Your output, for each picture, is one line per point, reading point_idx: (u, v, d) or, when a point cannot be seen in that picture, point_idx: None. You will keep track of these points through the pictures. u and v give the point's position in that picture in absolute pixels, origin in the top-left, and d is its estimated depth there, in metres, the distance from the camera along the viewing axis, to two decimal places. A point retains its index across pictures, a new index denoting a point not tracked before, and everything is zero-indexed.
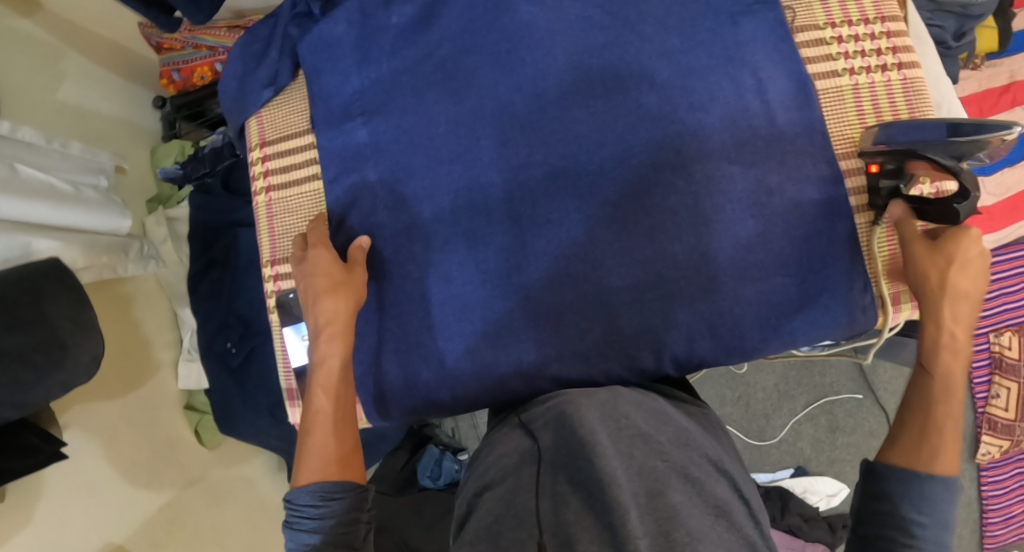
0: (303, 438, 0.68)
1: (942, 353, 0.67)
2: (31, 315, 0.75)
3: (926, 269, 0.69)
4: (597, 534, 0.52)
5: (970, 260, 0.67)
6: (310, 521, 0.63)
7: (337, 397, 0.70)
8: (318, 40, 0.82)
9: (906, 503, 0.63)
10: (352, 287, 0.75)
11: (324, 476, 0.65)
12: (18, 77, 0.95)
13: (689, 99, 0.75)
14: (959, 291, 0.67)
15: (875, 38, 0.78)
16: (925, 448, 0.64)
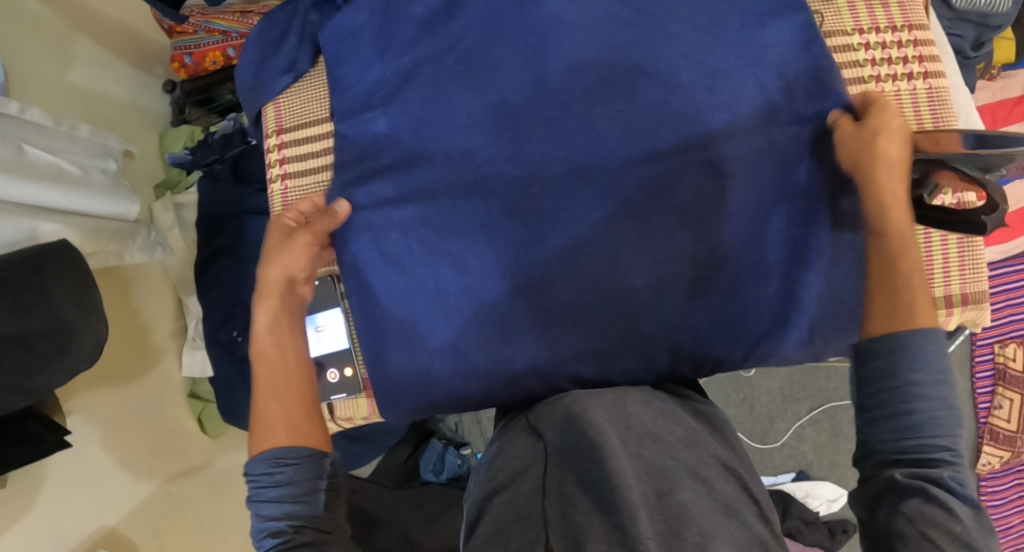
0: (253, 405, 0.68)
1: (884, 221, 0.66)
2: (36, 298, 0.74)
3: (858, 147, 0.70)
4: (606, 534, 0.52)
5: (889, 135, 0.69)
6: (268, 491, 0.62)
7: (276, 362, 0.70)
8: (340, 29, 0.81)
9: (904, 371, 0.58)
10: (297, 252, 0.76)
11: (280, 444, 0.64)
12: (29, 57, 0.93)
13: (714, 101, 0.74)
14: (892, 157, 0.68)
15: (902, 46, 0.78)
16: (901, 306, 0.61)
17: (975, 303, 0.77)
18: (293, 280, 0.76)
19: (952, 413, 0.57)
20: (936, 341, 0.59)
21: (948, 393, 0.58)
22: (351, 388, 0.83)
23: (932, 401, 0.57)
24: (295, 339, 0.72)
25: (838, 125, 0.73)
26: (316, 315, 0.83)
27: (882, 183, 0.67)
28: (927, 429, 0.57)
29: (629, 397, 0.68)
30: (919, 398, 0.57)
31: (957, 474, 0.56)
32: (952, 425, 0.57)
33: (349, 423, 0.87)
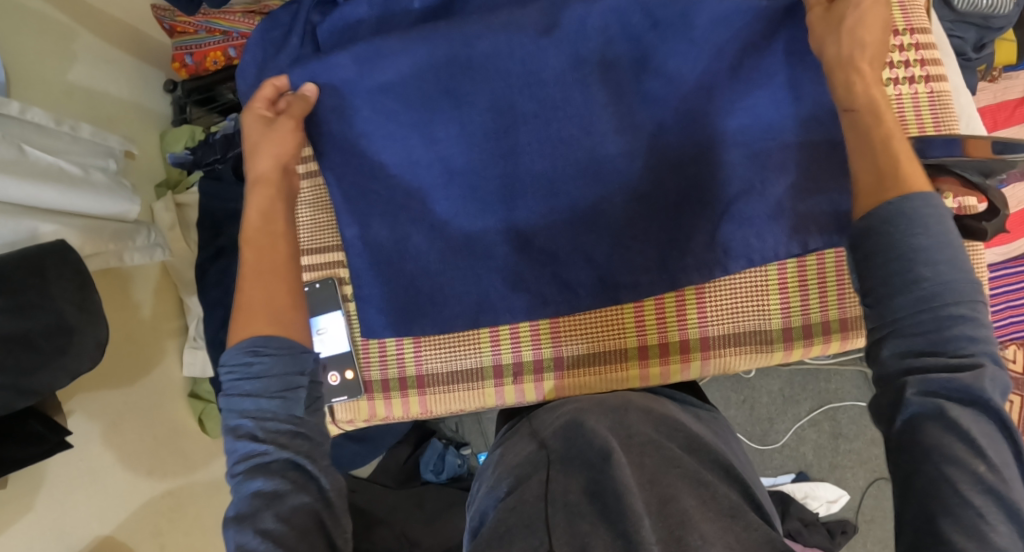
0: (238, 294, 0.64)
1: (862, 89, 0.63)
2: (37, 298, 0.74)
3: (826, 32, 0.66)
4: (612, 542, 0.52)
5: (861, 3, 0.64)
6: (246, 383, 0.58)
7: (260, 247, 0.67)
8: (339, 23, 0.80)
9: (901, 238, 0.53)
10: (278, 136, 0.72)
11: (259, 336, 0.61)
12: (30, 57, 0.94)
13: (715, 105, 0.75)
14: (864, 41, 0.64)
15: (904, 50, 0.78)
16: (886, 177, 0.57)
17: None
18: (279, 163, 0.72)
19: (970, 297, 0.51)
20: (934, 200, 0.54)
21: (959, 272, 0.52)
22: (352, 391, 0.82)
23: (937, 270, 0.51)
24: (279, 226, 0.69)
25: (809, 4, 0.69)
26: (317, 319, 0.82)
27: (849, 58, 0.64)
28: (935, 303, 0.51)
29: (630, 402, 0.71)
30: (923, 265, 0.52)
31: (986, 373, 0.49)
32: (973, 310, 0.51)
33: (350, 426, 0.86)
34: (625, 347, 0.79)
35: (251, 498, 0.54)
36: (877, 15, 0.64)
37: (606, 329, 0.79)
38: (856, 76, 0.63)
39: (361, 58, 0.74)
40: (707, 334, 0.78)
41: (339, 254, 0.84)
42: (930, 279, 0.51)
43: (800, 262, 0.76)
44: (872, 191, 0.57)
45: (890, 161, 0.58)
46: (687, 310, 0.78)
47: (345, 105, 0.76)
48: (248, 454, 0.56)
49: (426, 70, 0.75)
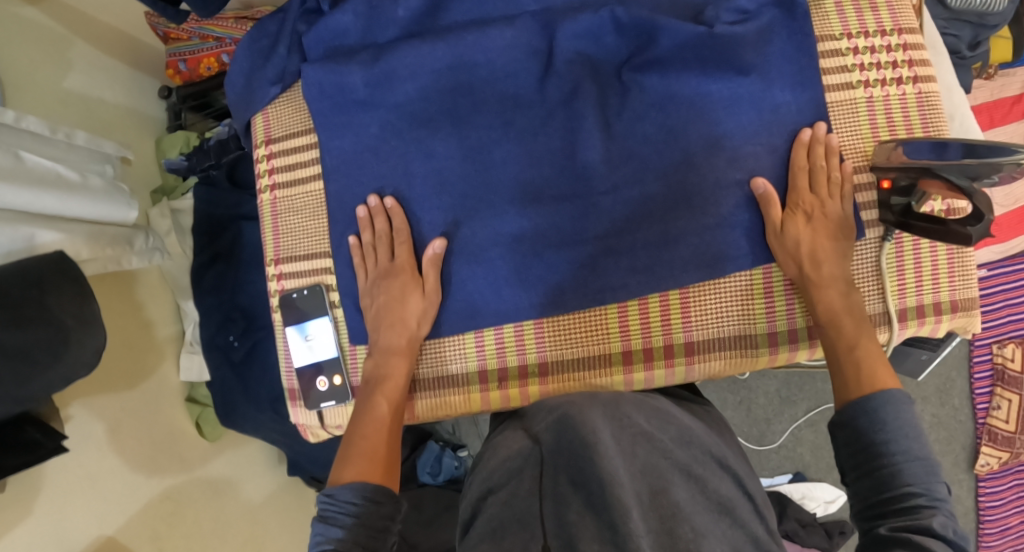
0: (354, 441, 0.70)
1: (823, 300, 0.72)
2: (36, 310, 0.74)
3: (784, 259, 0.74)
4: (598, 533, 0.53)
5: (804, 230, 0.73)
6: (345, 518, 0.63)
7: (393, 404, 0.75)
8: (325, 31, 0.81)
9: (868, 432, 0.63)
10: (401, 295, 0.77)
11: (367, 479, 0.66)
12: (25, 66, 0.94)
13: (699, 111, 0.75)
14: (825, 271, 0.72)
15: (891, 51, 0.78)
16: (860, 379, 0.67)
17: (965, 309, 0.76)
18: (408, 331, 0.78)
19: (924, 461, 0.61)
20: (896, 401, 0.63)
21: (919, 445, 0.62)
22: (340, 396, 0.81)
23: (897, 456, 0.61)
24: (404, 390, 0.77)
25: (768, 197, 0.74)
26: (307, 324, 0.83)
27: (811, 274, 0.72)
28: (899, 480, 0.60)
29: (622, 399, 0.69)
30: (884, 454, 0.61)
31: (943, 520, 0.57)
32: (930, 473, 0.60)
33: (339, 432, 0.84)
34: (609, 353, 0.78)
35: None
36: (824, 240, 0.73)
37: (591, 335, 0.78)
38: (816, 291, 0.72)
39: (372, 81, 0.79)
40: (692, 339, 0.77)
41: (327, 261, 0.83)
42: (891, 460, 0.61)
43: None
44: (842, 393, 0.68)
45: (853, 371, 0.68)
46: (672, 314, 0.77)
47: (357, 120, 0.80)
48: None
49: (431, 95, 0.79)
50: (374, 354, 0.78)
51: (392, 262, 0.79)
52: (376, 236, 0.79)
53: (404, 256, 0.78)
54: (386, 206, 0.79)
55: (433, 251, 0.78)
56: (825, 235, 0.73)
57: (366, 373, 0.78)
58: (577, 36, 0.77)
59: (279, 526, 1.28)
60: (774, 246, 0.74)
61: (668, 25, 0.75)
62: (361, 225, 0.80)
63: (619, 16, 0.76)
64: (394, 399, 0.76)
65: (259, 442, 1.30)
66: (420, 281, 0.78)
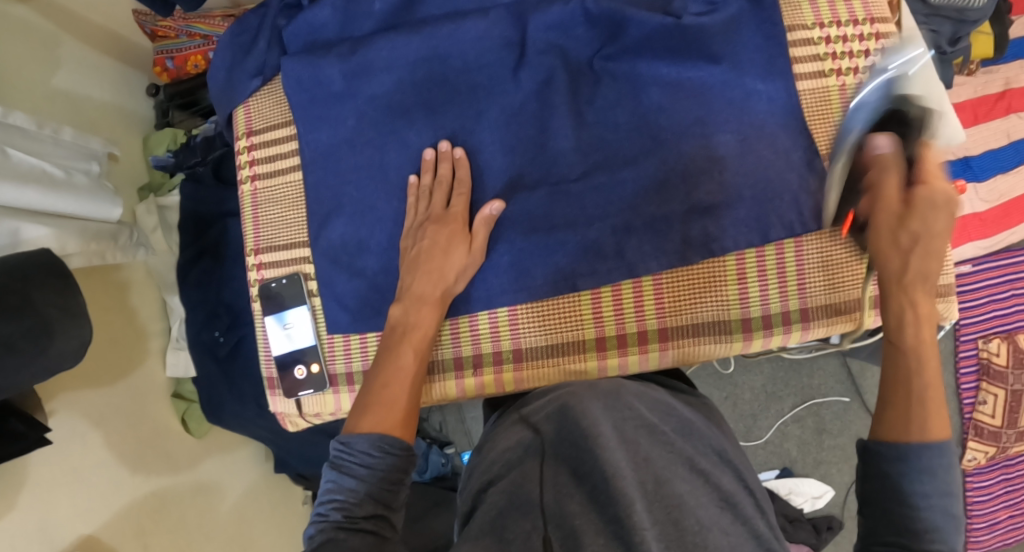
0: (379, 391, 0.69)
1: (907, 305, 0.66)
2: (20, 301, 0.74)
3: (885, 249, 0.68)
4: (604, 526, 0.54)
5: (934, 203, 0.67)
6: (359, 468, 0.62)
7: (420, 357, 0.73)
8: (304, 25, 0.82)
9: (907, 478, 0.57)
10: (447, 245, 0.75)
11: (385, 430, 0.65)
12: (14, 62, 0.95)
13: (674, 103, 0.76)
14: (919, 272, 0.67)
15: (864, 39, 0.79)
16: (914, 418, 0.60)
17: (942, 295, 0.77)
18: (445, 282, 0.76)
19: (953, 516, 0.57)
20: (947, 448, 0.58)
21: (952, 499, 0.57)
22: (318, 384, 0.82)
23: (931, 507, 0.56)
24: (430, 341, 0.75)
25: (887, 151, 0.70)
26: (286, 313, 0.83)
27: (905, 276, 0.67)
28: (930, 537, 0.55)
29: (624, 388, 0.70)
30: (922, 505, 0.56)
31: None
32: (953, 531, 0.56)
33: (318, 420, 0.85)
34: (583, 339, 0.79)
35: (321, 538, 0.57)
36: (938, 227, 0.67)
37: (564, 321, 0.79)
38: (901, 295, 0.66)
39: (350, 72, 0.80)
40: (665, 325, 0.78)
41: (305, 250, 0.83)
42: (925, 511, 0.56)
43: (760, 253, 0.77)
44: (896, 427, 0.60)
45: (918, 404, 0.60)
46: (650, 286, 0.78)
47: (334, 113, 0.81)
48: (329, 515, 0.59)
49: (405, 87, 0.80)
50: (404, 300, 0.75)
51: (445, 210, 0.77)
52: (437, 180, 0.77)
53: (459, 208, 0.77)
54: (454, 154, 0.78)
55: (489, 211, 0.76)
56: (941, 220, 0.67)
57: (392, 318, 0.75)
58: (551, 28, 0.78)
59: (266, 524, 1.28)
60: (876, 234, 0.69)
61: (636, 16, 0.76)
62: (424, 167, 0.78)
63: (590, 8, 0.77)
64: (419, 347, 0.74)
65: (247, 441, 1.31)
66: (468, 236, 0.77)
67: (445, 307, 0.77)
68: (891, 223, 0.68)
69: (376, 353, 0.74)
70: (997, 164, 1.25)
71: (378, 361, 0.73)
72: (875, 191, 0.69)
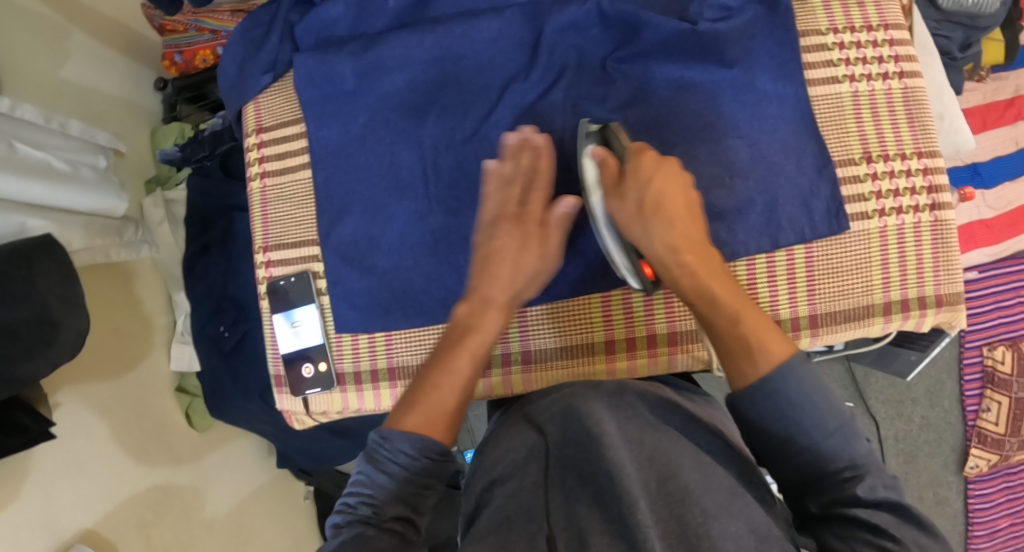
0: (429, 393, 0.65)
1: (690, 273, 0.66)
2: (22, 290, 0.74)
3: (636, 225, 0.68)
4: (608, 526, 0.54)
5: (656, 175, 0.68)
6: (396, 467, 0.61)
7: (476, 364, 0.68)
8: (316, 22, 0.82)
9: (776, 416, 0.59)
10: (517, 250, 0.71)
11: (428, 432, 0.63)
12: (22, 53, 0.94)
13: (686, 107, 0.77)
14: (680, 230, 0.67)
15: (877, 46, 0.79)
16: (744, 354, 0.62)
17: (951, 304, 0.77)
18: (516, 287, 0.71)
19: (843, 427, 0.58)
20: (798, 369, 0.59)
21: (834, 414, 0.58)
22: (325, 383, 0.82)
23: (819, 436, 0.58)
24: (489, 348, 0.70)
25: (606, 162, 0.69)
26: (294, 311, 0.83)
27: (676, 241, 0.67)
28: (825, 459, 0.57)
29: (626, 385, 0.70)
30: (805, 437, 0.58)
31: (869, 483, 0.56)
32: (851, 439, 0.58)
33: (325, 418, 0.85)
34: (592, 342, 0.79)
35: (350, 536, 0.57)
36: (670, 186, 0.68)
37: (574, 324, 0.79)
38: (681, 266, 0.66)
39: (362, 70, 0.80)
40: (674, 329, 0.78)
41: (315, 248, 0.83)
42: (806, 436, 0.58)
43: (771, 258, 0.76)
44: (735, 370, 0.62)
45: (743, 345, 0.62)
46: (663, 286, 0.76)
47: (345, 110, 0.81)
48: (358, 510, 0.59)
49: (418, 85, 0.80)
50: (473, 301, 0.71)
51: (521, 207, 0.72)
52: (515, 171, 0.73)
53: (536, 206, 0.73)
54: (535, 143, 0.73)
55: (565, 209, 0.72)
56: (666, 180, 0.68)
57: (455, 316, 0.71)
58: (564, 28, 0.78)
59: (267, 519, 1.28)
60: (628, 216, 0.68)
61: (651, 20, 0.76)
62: (507, 154, 0.73)
63: (605, 10, 0.77)
64: (477, 353, 0.69)
65: (248, 435, 1.31)
66: (542, 236, 0.72)
67: (511, 312, 0.72)
68: (641, 215, 0.67)
69: (434, 351, 0.70)
70: (1005, 171, 1.25)
71: (436, 356, 0.69)
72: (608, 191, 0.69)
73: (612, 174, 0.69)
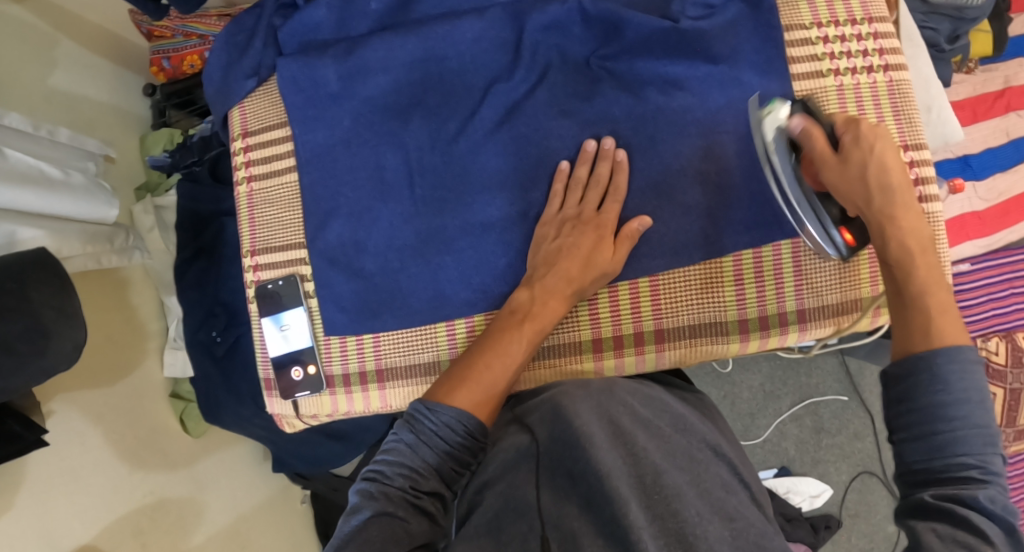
0: (479, 370, 0.69)
1: (898, 236, 0.63)
2: (16, 301, 0.73)
3: (847, 187, 0.66)
4: (600, 527, 0.55)
5: (877, 143, 0.65)
6: (434, 441, 0.63)
7: (528, 348, 0.72)
8: (299, 26, 0.82)
9: (923, 391, 0.56)
10: (591, 248, 0.74)
11: (472, 411, 0.65)
12: (8, 62, 0.94)
13: (671, 104, 0.77)
14: (893, 199, 0.64)
15: (862, 39, 0.79)
16: (920, 330, 0.59)
17: None
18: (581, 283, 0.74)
19: (985, 428, 0.55)
20: (963, 350, 0.56)
21: (981, 412, 0.55)
22: (314, 386, 0.82)
23: (954, 423, 0.54)
24: (542, 335, 0.73)
25: (812, 131, 0.67)
26: (282, 314, 0.83)
27: (881, 208, 0.65)
28: (953, 451, 0.54)
29: (615, 384, 0.70)
30: (941, 420, 0.55)
31: (991, 494, 0.53)
32: (988, 443, 0.54)
33: (315, 421, 0.85)
34: (580, 341, 0.79)
35: (381, 508, 0.58)
36: (890, 154, 0.65)
37: (561, 323, 0.78)
38: (890, 226, 0.64)
39: (346, 74, 0.80)
40: (661, 327, 0.78)
41: (302, 251, 0.83)
42: (908, 407, 0.57)
43: (757, 253, 0.77)
44: (914, 342, 0.59)
45: (926, 320, 0.59)
46: (723, 276, 0.77)
47: (330, 113, 0.81)
48: (390, 482, 0.60)
49: (402, 87, 0.80)
50: (534, 288, 0.74)
51: (597, 214, 0.76)
52: (594, 179, 0.76)
53: (611, 214, 0.76)
54: (617, 155, 0.76)
55: (638, 226, 0.75)
56: (888, 149, 0.65)
57: (516, 300, 0.74)
58: (547, 27, 0.78)
59: (264, 524, 1.28)
60: (838, 183, 0.66)
61: (634, 18, 0.76)
62: (581, 158, 0.76)
63: (587, 8, 0.77)
64: (531, 337, 0.72)
65: (244, 440, 1.31)
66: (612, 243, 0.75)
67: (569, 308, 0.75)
68: (861, 184, 0.65)
69: (488, 329, 0.74)
70: (996, 162, 1.25)
71: (493, 335, 0.72)
72: (818, 159, 0.67)
73: (822, 140, 0.67)
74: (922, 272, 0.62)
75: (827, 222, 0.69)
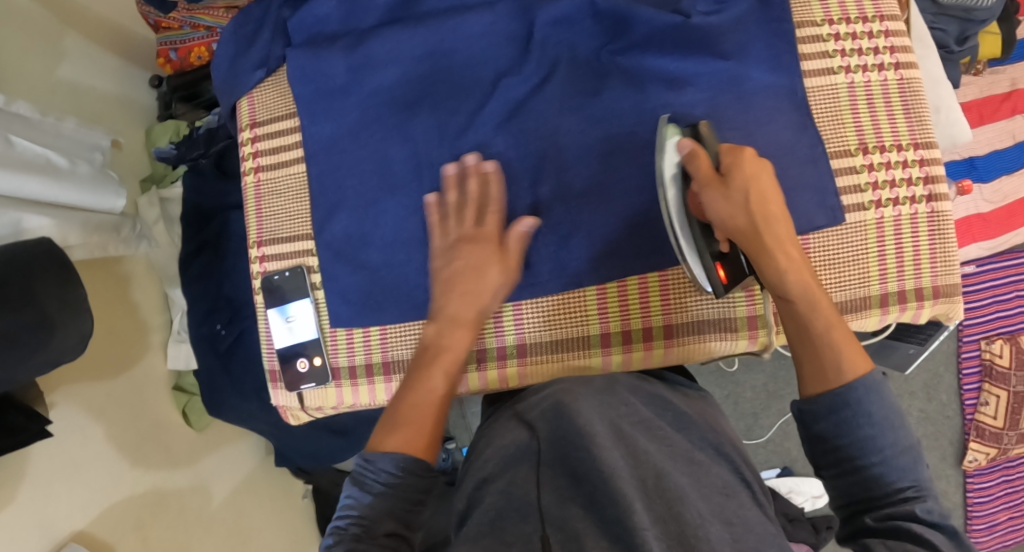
0: (403, 412, 0.65)
1: (785, 269, 0.66)
2: (21, 291, 0.73)
3: (733, 212, 0.67)
4: (602, 528, 0.54)
5: (760, 175, 0.68)
6: (382, 486, 0.60)
7: (449, 380, 0.69)
8: (308, 18, 0.82)
9: (849, 426, 0.59)
10: None
11: (411, 450, 0.62)
12: (16, 52, 0.94)
13: (680, 99, 0.76)
14: (778, 234, 0.67)
15: (873, 37, 0.78)
16: (828, 367, 0.62)
17: (947, 296, 0.76)
18: None
19: (909, 450, 0.58)
20: (880, 385, 0.59)
21: (904, 433, 0.59)
22: (319, 377, 0.82)
23: (884, 452, 0.58)
24: (461, 364, 0.71)
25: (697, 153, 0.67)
26: (288, 306, 0.83)
27: (773, 236, 0.67)
28: (886, 478, 0.58)
29: (619, 382, 0.70)
30: (871, 452, 0.58)
31: (928, 506, 0.56)
32: (915, 460, 0.58)
33: (320, 413, 0.85)
34: (587, 335, 0.79)
35: None
36: (766, 184, 0.68)
37: (568, 317, 0.79)
38: (781, 255, 0.66)
39: (354, 66, 0.80)
40: (670, 322, 0.78)
41: (309, 243, 0.83)
42: (843, 440, 0.59)
43: None
44: (817, 376, 0.62)
45: (830, 351, 0.62)
46: None
47: (337, 106, 0.81)
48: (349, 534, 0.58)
49: (410, 80, 0.79)
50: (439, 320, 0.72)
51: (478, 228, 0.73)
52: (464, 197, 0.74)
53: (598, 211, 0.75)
54: (479, 166, 0.75)
55: (524, 228, 0.74)
56: (766, 180, 0.68)
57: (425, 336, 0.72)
58: (556, 22, 0.78)
59: (265, 519, 1.27)
60: (722, 213, 0.67)
61: (643, 15, 0.76)
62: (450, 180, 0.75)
63: (595, 3, 0.77)
64: (448, 368, 0.70)
65: (246, 434, 1.31)
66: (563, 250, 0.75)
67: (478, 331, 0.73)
68: (744, 211, 0.66)
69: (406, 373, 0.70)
70: (1002, 165, 1.25)
71: (409, 375, 0.69)
72: (703, 184, 0.67)
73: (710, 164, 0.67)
74: (823, 307, 0.65)
75: (704, 255, 0.69)
